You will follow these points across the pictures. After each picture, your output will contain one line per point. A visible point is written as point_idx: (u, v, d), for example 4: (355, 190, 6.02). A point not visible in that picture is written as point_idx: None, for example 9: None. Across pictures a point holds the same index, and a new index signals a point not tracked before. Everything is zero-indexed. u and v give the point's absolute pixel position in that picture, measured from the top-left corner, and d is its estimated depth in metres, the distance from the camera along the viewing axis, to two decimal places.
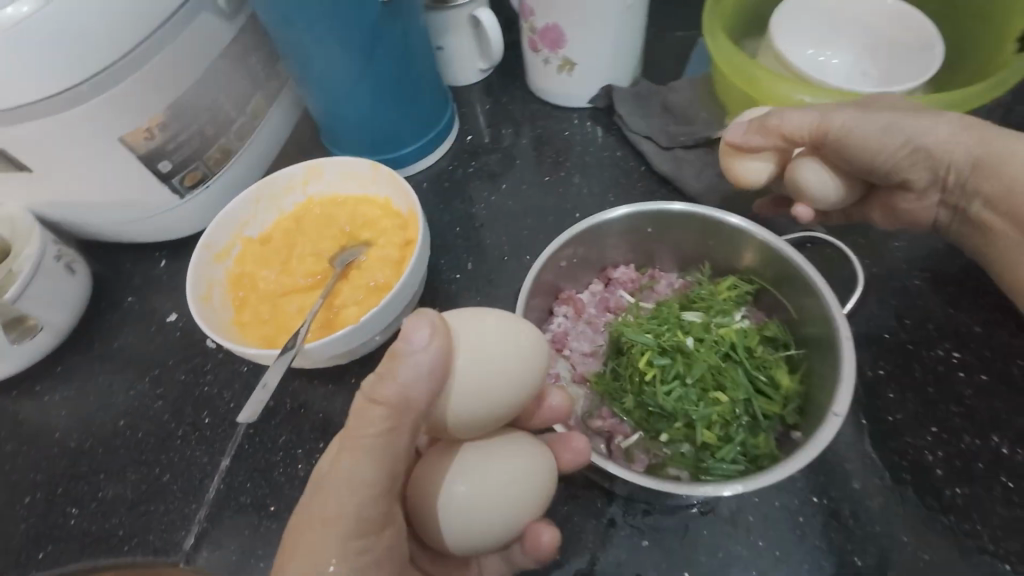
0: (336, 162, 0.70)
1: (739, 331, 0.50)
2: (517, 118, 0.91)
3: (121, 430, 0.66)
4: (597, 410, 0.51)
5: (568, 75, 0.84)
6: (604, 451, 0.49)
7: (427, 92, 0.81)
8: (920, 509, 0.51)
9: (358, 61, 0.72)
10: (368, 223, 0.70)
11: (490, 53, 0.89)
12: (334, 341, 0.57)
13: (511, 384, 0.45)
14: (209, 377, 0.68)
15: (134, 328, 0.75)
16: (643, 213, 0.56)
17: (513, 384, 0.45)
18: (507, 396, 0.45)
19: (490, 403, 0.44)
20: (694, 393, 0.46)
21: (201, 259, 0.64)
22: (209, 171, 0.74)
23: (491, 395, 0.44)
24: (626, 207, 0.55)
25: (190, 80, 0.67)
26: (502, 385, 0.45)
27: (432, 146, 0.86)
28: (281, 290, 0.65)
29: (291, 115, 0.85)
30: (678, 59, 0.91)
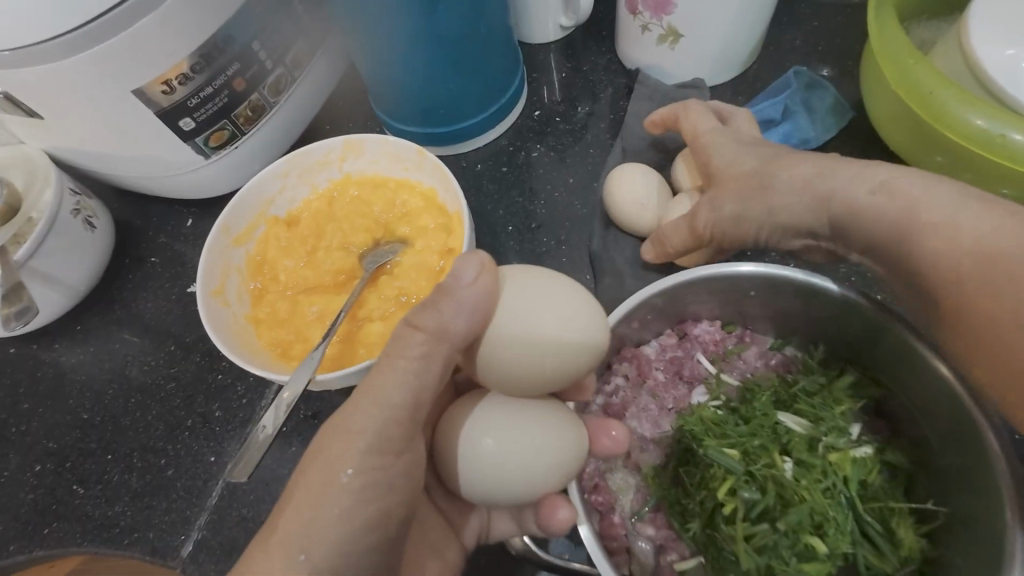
0: (377, 139, 0.59)
1: (853, 457, 0.40)
2: (597, 93, 0.76)
3: (132, 409, 0.62)
4: (647, 513, 0.42)
5: (670, 48, 0.67)
6: (648, 563, 0.41)
7: (494, 55, 0.67)
8: None
9: (419, 20, 0.59)
10: (407, 216, 0.60)
11: (576, 8, 0.73)
12: (350, 371, 0.48)
13: (563, 346, 0.39)
14: (222, 365, 0.63)
15: (154, 294, 0.70)
16: (746, 273, 0.43)
17: (566, 347, 0.39)
18: (557, 357, 0.39)
19: (539, 363, 0.39)
20: (785, 538, 0.37)
21: (218, 245, 0.56)
22: (238, 130, 0.65)
23: (540, 354, 0.39)
24: (727, 266, 0.42)
25: (218, 25, 0.57)
26: (552, 345, 0.39)
27: (494, 121, 0.73)
28: (303, 287, 0.58)
29: (334, 67, 0.74)
30: (812, 36, 0.72)
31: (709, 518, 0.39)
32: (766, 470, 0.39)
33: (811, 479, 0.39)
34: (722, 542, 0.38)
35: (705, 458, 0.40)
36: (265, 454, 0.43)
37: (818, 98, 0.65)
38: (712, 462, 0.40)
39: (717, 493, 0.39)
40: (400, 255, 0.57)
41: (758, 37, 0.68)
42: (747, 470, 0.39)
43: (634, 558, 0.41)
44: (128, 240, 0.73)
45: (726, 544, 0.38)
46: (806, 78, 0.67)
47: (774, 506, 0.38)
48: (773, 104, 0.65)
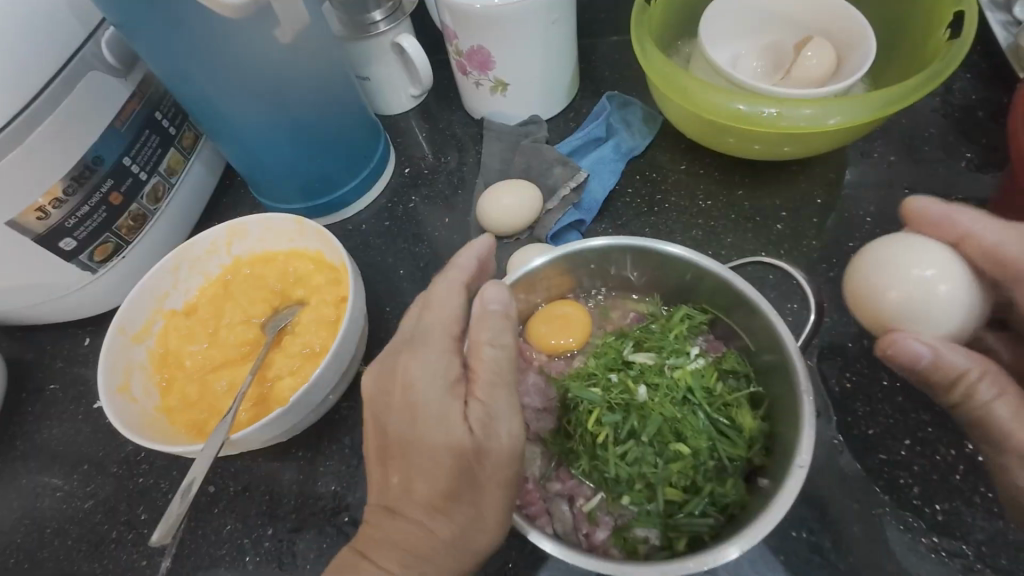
0: (256, 219, 0.65)
1: (697, 369, 0.48)
2: (458, 143, 0.87)
3: (49, 540, 0.62)
4: (552, 472, 0.47)
5: (501, 95, 0.79)
6: (565, 515, 0.45)
7: (353, 131, 0.76)
8: (902, 533, 0.48)
9: (270, 110, 0.67)
10: (299, 278, 0.65)
11: (419, 79, 0.84)
12: (259, 425, 0.52)
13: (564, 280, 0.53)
14: (143, 467, 0.64)
15: (58, 421, 0.69)
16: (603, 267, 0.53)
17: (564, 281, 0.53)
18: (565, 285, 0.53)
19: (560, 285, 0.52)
20: (654, 448, 0.45)
21: (114, 346, 0.59)
22: (122, 241, 0.69)
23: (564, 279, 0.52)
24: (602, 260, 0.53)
25: (82, 150, 0.61)
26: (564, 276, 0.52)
27: (367, 184, 0.81)
28: (207, 367, 0.61)
29: (210, 166, 0.80)
30: (616, 65, 0.87)
31: (592, 452, 0.46)
32: (624, 396, 0.47)
33: (662, 394, 0.47)
34: (606, 470, 0.45)
35: (575, 400, 0.47)
36: (187, 513, 0.48)
37: (631, 113, 0.79)
38: (582, 401, 0.47)
39: (589, 426, 0.46)
40: (297, 316, 0.61)
41: (572, 76, 0.82)
42: (608, 399, 0.47)
43: (553, 518, 0.45)
44: (23, 375, 0.72)
45: (609, 472, 0.45)
46: (618, 99, 0.80)
47: (634, 423, 0.46)
48: (597, 123, 0.78)
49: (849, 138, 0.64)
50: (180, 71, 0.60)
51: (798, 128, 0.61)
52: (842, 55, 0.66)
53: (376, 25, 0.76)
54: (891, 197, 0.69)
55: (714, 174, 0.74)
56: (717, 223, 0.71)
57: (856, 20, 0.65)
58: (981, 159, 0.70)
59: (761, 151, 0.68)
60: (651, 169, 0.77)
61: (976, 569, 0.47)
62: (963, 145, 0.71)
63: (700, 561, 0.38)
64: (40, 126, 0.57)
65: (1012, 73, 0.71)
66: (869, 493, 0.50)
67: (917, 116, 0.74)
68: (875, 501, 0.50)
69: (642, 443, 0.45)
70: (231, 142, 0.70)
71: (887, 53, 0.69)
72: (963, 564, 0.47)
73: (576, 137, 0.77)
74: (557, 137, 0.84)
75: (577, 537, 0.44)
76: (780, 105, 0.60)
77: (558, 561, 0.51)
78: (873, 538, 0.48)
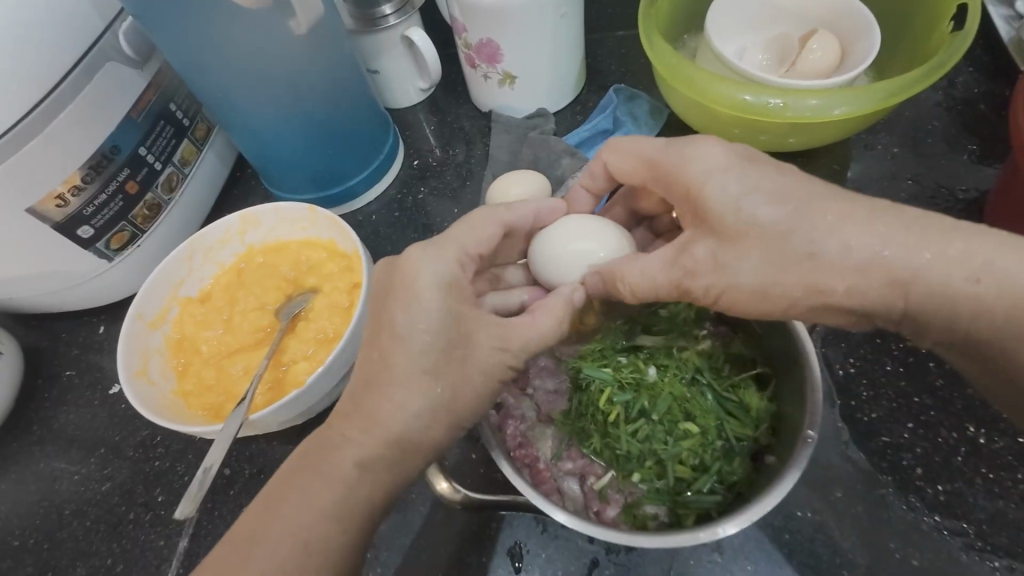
0: (270, 208, 0.66)
1: (705, 352, 0.49)
2: (466, 135, 0.88)
3: (67, 521, 0.63)
4: (563, 451, 0.49)
5: (510, 88, 0.80)
6: (576, 493, 0.47)
7: (364, 123, 0.77)
8: (905, 512, 0.50)
9: (285, 102, 0.68)
10: (312, 266, 0.66)
11: (427, 72, 0.85)
12: (275, 407, 0.53)
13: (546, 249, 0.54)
14: (160, 450, 0.65)
15: (75, 407, 0.70)
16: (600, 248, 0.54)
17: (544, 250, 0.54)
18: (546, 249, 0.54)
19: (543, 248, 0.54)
20: (663, 427, 0.46)
21: (132, 331, 0.60)
22: (137, 229, 0.71)
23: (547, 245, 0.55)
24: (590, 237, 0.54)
25: (100, 139, 0.62)
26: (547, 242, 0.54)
27: (377, 175, 0.82)
28: (223, 353, 0.62)
29: (223, 157, 0.82)
30: (622, 59, 0.88)
31: (603, 430, 0.47)
32: (635, 377, 0.48)
33: (671, 375, 0.48)
34: (616, 448, 0.46)
35: (586, 380, 0.49)
36: (206, 490, 0.50)
37: (637, 106, 0.80)
38: (593, 381, 0.48)
39: (600, 406, 0.47)
40: (311, 302, 0.63)
41: (579, 69, 0.83)
42: (618, 379, 0.48)
43: (564, 495, 0.47)
44: (39, 362, 0.73)
45: (619, 449, 0.46)
46: (626, 92, 0.81)
47: (644, 403, 0.47)
48: (603, 116, 0.79)
49: (854, 129, 0.65)
50: (197, 62, 0.62)
51: (803, 119, 0.62)
52: (847, 48, 0.67)
53: (386, 18, 0.77)
54: (894, 188, 0.70)
55: None
56: None
57: (860, 14, 0.66)
58: (982, 151, 0.71)
59: (767, 142, 0.69)
60: None
61: (977, 547, 0.48)
62: (965, 137, 0.72)
63: (709, 533, 0.39)
64: (60, 115, 0.58)
65: (1014, 67, 0.72)
66: (872, 473, 0.51)
67: (920, 109, 0.75)
68: (878, 482, 0.51)
69: (652, 421, 0.46)
70: (245, 132, 0.72)
71: (890, 46, 0.70)
72: (964, 542, 0.48)
73: (584, 129, 0.78)
74: (564, 129, 0.85)
75: (589, 513, 0.46)
76: (785, 97, 0.61)
77: (567, 539, 0.52)
78: (876, 517, 0.50)
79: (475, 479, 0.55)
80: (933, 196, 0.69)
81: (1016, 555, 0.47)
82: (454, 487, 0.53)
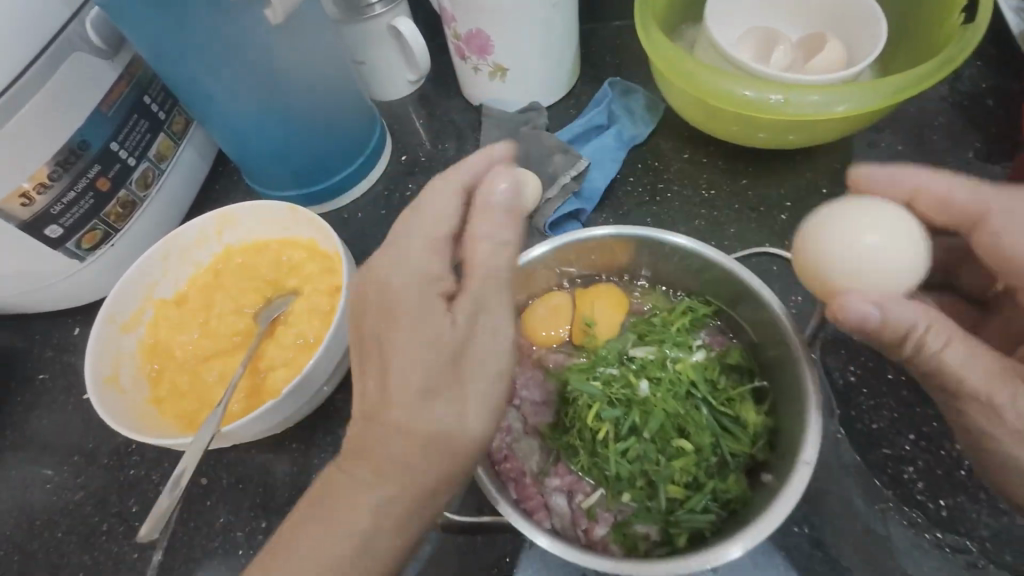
0: (248, 206, 0.63)
1: (700, 364, 0.47)
2: (456, 130, 0.85)
3: (39, 531, 0.61)
4: (551, 467, 0.46)
5: (501, 81, 0.77)
6: (564, 511, 0.44)
7: (349, 118, 0.74)
8: (906, 530, 0.48)
9: (264, 95, 0.65)
10: (292, 267, 0.63)
11: (416, 64, 0.81)
12: (253, 417, 0.51)
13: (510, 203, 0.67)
14: (135, 457, 0.63)
15: (48, 411, 0.68)
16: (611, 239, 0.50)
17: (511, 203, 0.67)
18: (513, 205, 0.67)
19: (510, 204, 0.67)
20: (656, 445, 0.44)
21: (103, 335, 0.57)
22: (110, 228, 0.68)
23: None
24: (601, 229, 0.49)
25: (66, 134, 0.59)
26: None
27: (362, 172, 0.79)
28: (198, 358, 0.59)
29: (202, 150, 0.78)
30: (617, 50, 0.85)
31: (591, 449, 0.45)
32: (626, 392, 0.46)
33: (664, 390, 0.45)
34: (606, 465, 0.44)
35: (574, 394, 0.46)
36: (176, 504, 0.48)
37: (633, 101, 0.77)
38: (582, 395, 0.46)
39: (589, 422, 0.45)
40: (290, 306, 0.60)
41: (573, 62, 0.80)
42: (608, 394, 0.46)
43: (551, 513, 0.44)
44: (12, 365, 0.71)
45: (609, 470, 0.44)
46: (621, 85, 0.77)
47: (635, 418, 0.44)
48: (598, 110, 0.76)
49: (858, 125, 0.62)
50: (170, 51, 0.58)
51: (804, 115, 0.59)
52: (851, 41, 0.64)
53: (372, 7, 0.74)
54: None
55: (718, 163, 0.72)
56: (720, 215, 0.69)
57: (866, 4, 0.63)
58: (989, 149, 0.68)
59: (771, 140, 0.66)
60: (653, 158, 0.75)
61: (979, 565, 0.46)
62: (971, 134, 0.70)
63: (701, 559, 0.37)
64: (22, 108, 0.55)
65: None
66: (871, 487, 0.49)
67: (924, 104, 0.72)
68: (879, 497, 0.49)
69: (644, 438, 0.44)
70: (224, 127, 0.68)
71: (897, 37, 0.67)
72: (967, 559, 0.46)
73: (577, 124, 0.75)
74: (557, 124, 0.82)
75: (577, 533, 0.44)
76: (787, 92, 0.59)
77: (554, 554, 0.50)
78: (875, 533, 0.48)
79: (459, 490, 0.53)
80: None
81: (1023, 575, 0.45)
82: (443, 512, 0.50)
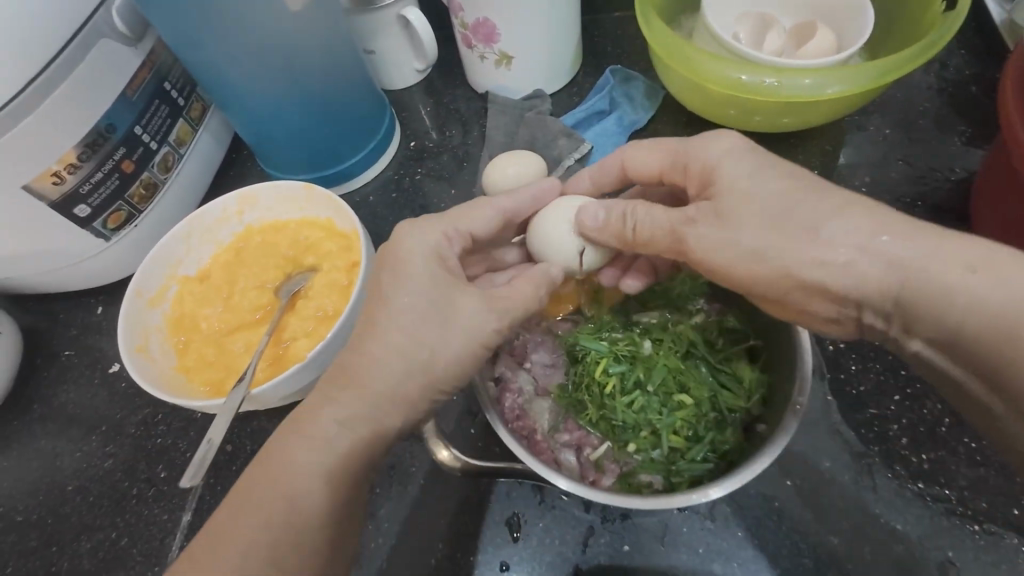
0: (267, 186, 0.66)
1: (698, 326, 0.50)
2: (463, 117, 0.88)
3: (70, 497, 0.64)
4: (561, 423, 0.50)
5: (506, 69, 0.80)
6: (573, 463, 0.48)
7: (360, 104, 0.77)
8: (891, 482, 0.51)
9: (281, 80, 0.68)
10: (310, 245, 0.66)
11: (423, 53, 0.84)
12: (278, 382, 0.54)
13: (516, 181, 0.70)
14: (161, 426, 0.66)
15: (75, 386, 0.70)
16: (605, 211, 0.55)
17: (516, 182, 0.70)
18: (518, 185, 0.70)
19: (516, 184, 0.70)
20: (659, 399, 0.48)
21: (132, 308, 0.60)
22: (134, 209, 0.71)
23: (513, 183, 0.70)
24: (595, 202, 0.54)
25: (94, 118, 0.62)
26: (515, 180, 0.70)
27: (373, 157, 0.82)
28: (223, 330, 0.63)
29: (218, 137, 0.81)
30: (618, 40, 0.88)
31: (599, 403, 0.49)
32: (630, 351, 0.49)
33: (665, 348, 0.49)
34: (613, 418, 0.47)
35: (582, 352, 0.50)
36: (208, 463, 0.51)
37: (634, 87, 0.80)
38: (590, 352, 0.50)
39: (596, 377, 0.48)
40: (310, 281, 0.63)
41: (575, 51, 0.83)
42: (614, 351, 0.49)
43: (561, 465, 0.48)
44: (38, 342, 0.74)
45: (615, 419, 0.47)
46: (622, 73, 0.81)
47: (639, 374, 0.48)
48: (599, 97, 0.79)
49: (848, 109, 0.66)
50: (192, 37, 0.61)
51: (797, 97, 0.62)
52: (842, 29, 0.68)
53: None
54: (886, 168, 0.71)
55: None
56: None
57: None
58: (973, 132, 0.72)
59: (766, 123, 0.70)
60: None
61: (958, 512, 0.50)
62: (957, 119, 0.73)
63: (700, 495, 0.41)
64: (55, 92, 0.58)
65: (1006, 48, 0.73)
66: (859, 442, 0.53)
67: (912, 91, 0.76)
68: (866, 452, 0.52)
69: (648, 392, 0.48)
70: (242, 112, 0.71)
71: (885, 25, 0.70)
72: (946, 507, 0.50)
73: (580, 110, 0.78)
74: (560, 111, 0.85)
75: (586, 480, 0.47)
76: (780, 75, 0.62)
77: (562, 507, 0.54)
78: (862, 484, 0.51)
79: (472, 451, 0.56)
80: (923, 175, 0.70)
81: (998, 520, 0.49)
82: (455, 458, 0.53)
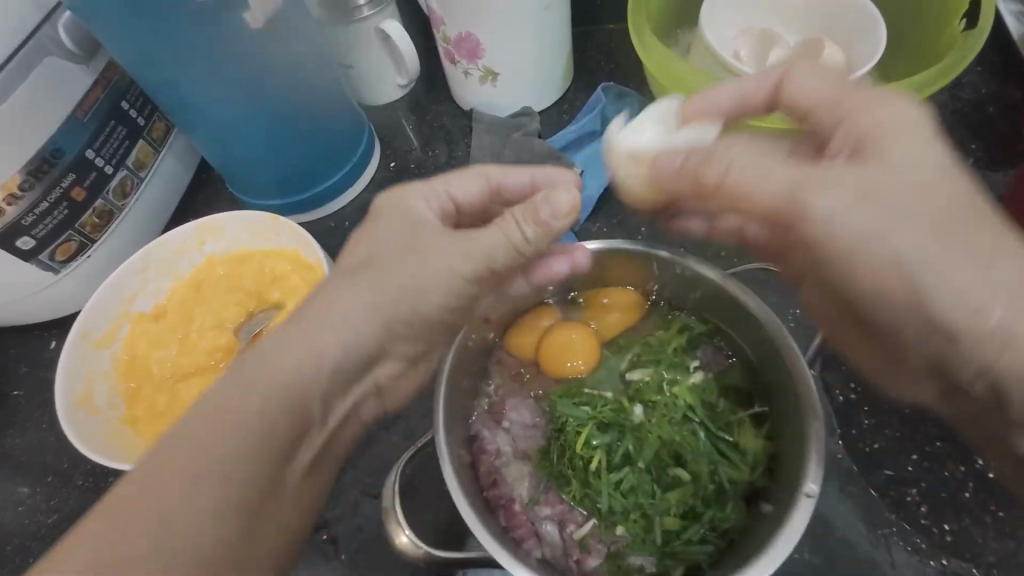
0: (230, 215, 0.61)
1: (695, 388, 0.46)
2: (447, 135, 0.83)
3: (11, 556, 0.58)
4: (541, 495, 0.45)
5: (492, 85, 0.75)
6: (555, 540, 0.43)
7: (334, 123, 0.71)
8: (909, 555, 0.46)
9: (247, 102, 0.62)
10: (274, 279, 0.61)
11: (404, 67, 0.79)
12: None
13: None
14: (113, 477, 0.60)
15: (21, 430, 0.65)
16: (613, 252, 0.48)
17: None
18: None
19: None
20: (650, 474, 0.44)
21: (76, 352, 0.55)
22: (86, 239, 0.65)
23: None
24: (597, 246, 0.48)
25: (38, 143, 0.57)
26: None
27: (350, 179, 0.77)
28: (176, 376, 0.57)
29: (184, 157, 0.76)
30: (611, 54, 0.83)
31: (583, 479, 0.44)
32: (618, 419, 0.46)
33: (658, 415, 0.45)
34: (600, 498, 0.43)
35: (563, 420, 0.46)
36: None
37: (627, 105, 0.75)
38: (571, 421, 0.46)
39: (579, 450, 0.44)
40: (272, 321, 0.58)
41: (565, 66, 0.78)
42: (597, 418, 0.45)
43: (543, 542, 0.43)
44: None
45: (602, 500, 0.43)
46: (614, 90, 0.75)
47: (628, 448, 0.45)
48: (591, 117, 0.73)
49: None
50: (145, 57, 0.56)
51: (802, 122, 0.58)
52: (851, 46, 0.63)
53: (359, 9, 0.71)
54: None
55: None
56: None
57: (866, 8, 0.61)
58: (991, 156, 0.67)
59: None
60: None
61: None
62: (974, 140, 0.68)
63: None
64: None
65: None
66: (872, 509, 0.48)
67: None
68: (880, 520, 0.47)
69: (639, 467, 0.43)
70: (205, 135, 0.66)
71: (897, 41, 0.65)
72: None
73: (570, 131, 0.73)
74: (550, 130, 0.80)
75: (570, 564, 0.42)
76: None
77: None
78: (876, 558, 0.46)
79: None
80: None
81: None
82: (416, 543, 0.47)
